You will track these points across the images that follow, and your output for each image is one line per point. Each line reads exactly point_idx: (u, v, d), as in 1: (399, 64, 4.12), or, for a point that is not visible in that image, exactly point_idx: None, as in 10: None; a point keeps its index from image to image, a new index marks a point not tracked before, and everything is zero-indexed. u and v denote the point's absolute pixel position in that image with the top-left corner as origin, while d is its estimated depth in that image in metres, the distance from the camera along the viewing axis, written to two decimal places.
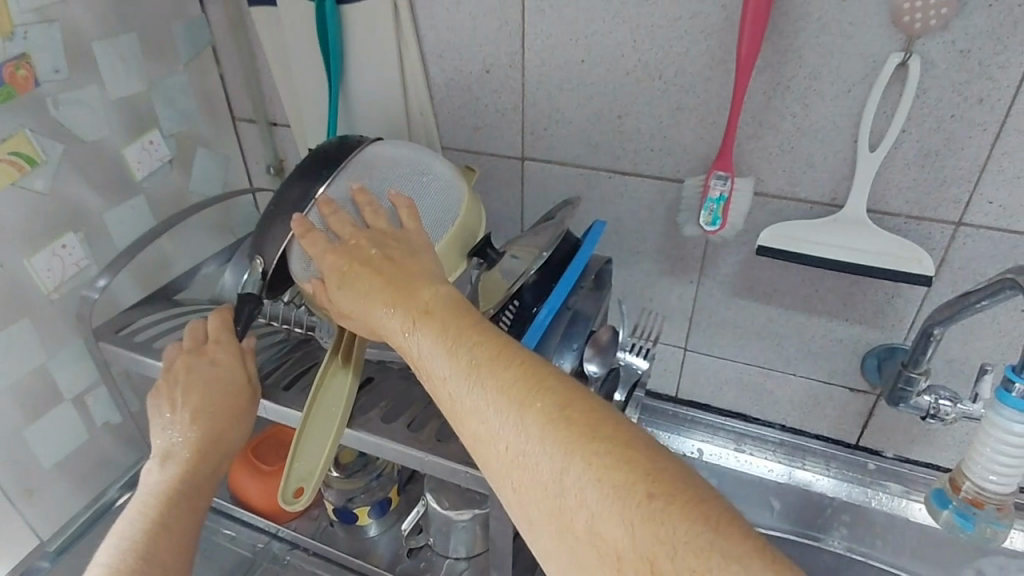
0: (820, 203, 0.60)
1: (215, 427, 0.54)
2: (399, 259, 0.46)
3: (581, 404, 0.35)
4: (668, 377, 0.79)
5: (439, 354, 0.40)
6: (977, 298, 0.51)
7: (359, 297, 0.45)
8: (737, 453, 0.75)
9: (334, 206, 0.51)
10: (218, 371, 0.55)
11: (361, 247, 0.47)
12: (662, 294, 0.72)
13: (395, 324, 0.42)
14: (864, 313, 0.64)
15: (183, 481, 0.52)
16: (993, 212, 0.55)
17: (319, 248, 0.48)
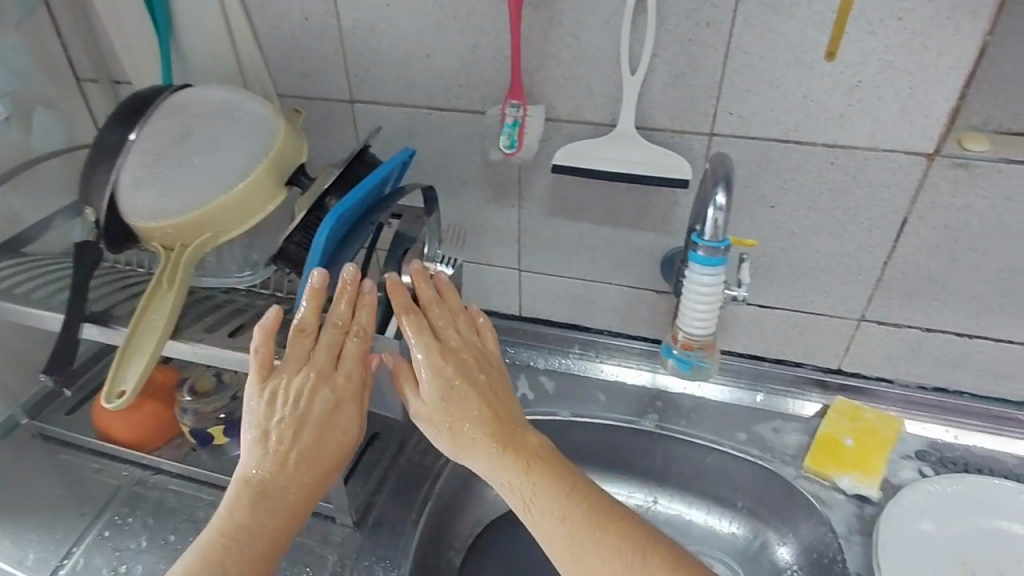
0: (603, 124, 0.69)
1: (319, 472, 0.55)
2: (501, 394, 0.60)
3: (682, 559, 0.49)
4: (511, 297, 0.88)
5: (541, 495, 0.54)
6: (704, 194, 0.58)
7: (468, 416, 0.57)
8: (573, 359, 0.88)
9: (436, 300, 0.63)
10: (341, 415, 0.57)
11: (468, 367, 0.59)
12: (491, 219, 0.81)
13: (507, 460, 0.55)
14: (655, 221, 0.75)
15: (275, 519, 0.53)
16: (734, 122, 0.66)
17: (432, 359, 0.58)
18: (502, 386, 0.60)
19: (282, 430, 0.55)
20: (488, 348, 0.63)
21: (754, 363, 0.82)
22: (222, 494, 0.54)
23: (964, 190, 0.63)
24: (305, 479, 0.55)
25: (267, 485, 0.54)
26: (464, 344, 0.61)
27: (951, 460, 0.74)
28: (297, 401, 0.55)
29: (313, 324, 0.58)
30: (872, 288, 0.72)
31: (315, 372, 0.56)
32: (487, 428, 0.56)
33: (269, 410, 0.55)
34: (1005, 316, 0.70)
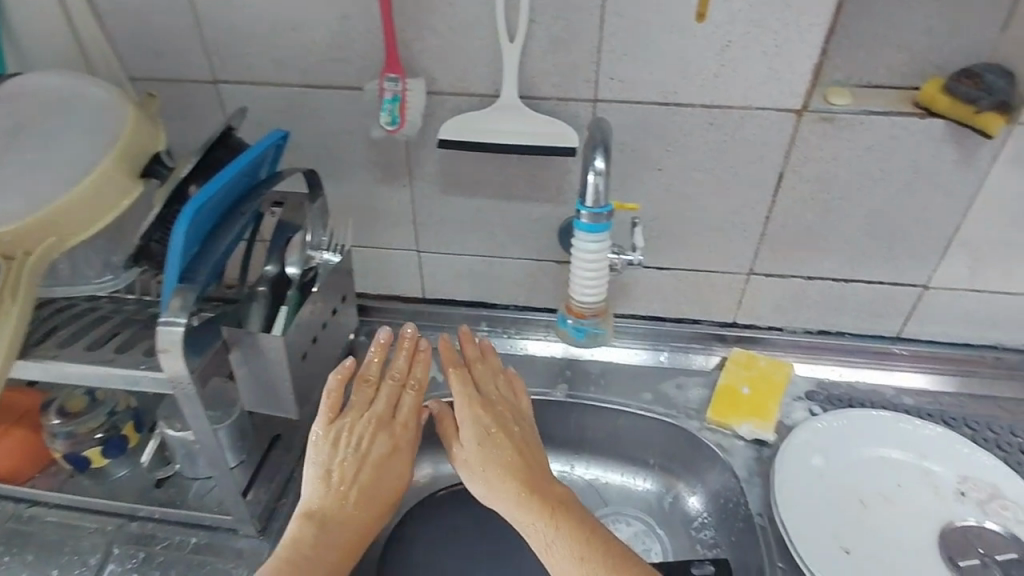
0: (486, 95, 0.67)
1: (372, 508, 0.59)
2: (535, 448, 0.63)
3: None
4: (413, 280, 0.85)
5: (562, 535, 0.56)
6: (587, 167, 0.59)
7: (500, 464, 0.61)
8: (482, 338, 0.87)
9: (484, 358, 0.69)
10: (396, 457, 0.61)
11: (503, 419, 0.64)
12: (383, 201, 0.77)
13: (534, 505, 0.58)
14: (549, 191, 0.74)
15: (333, 548, 0.56)
16: (616, 87, 0.66)
17: (473, 410, 0.64)
18: (535, 441, 0.64)
19: (344, 466, 0.59)
20: (522, 407, 0.67)
21: (655, 325, 0.85)
22: (285, 525, 0.57)
23: (831, 142, 0.67)
24: (360, 512, 0.58)
25: (326, 516, 0.57)
26: (501, 400, 0.66)
27: (836, 397, 0.79)
28: (353, 437, 0.61)
29: (375, 375, 0.65)
30: (757, 242, 0.75)
31: (373, 418, 0.62)
32: (517, 471, 0.60)
33: (331, 452, 0.60)
34: (875, 258, 0.75)
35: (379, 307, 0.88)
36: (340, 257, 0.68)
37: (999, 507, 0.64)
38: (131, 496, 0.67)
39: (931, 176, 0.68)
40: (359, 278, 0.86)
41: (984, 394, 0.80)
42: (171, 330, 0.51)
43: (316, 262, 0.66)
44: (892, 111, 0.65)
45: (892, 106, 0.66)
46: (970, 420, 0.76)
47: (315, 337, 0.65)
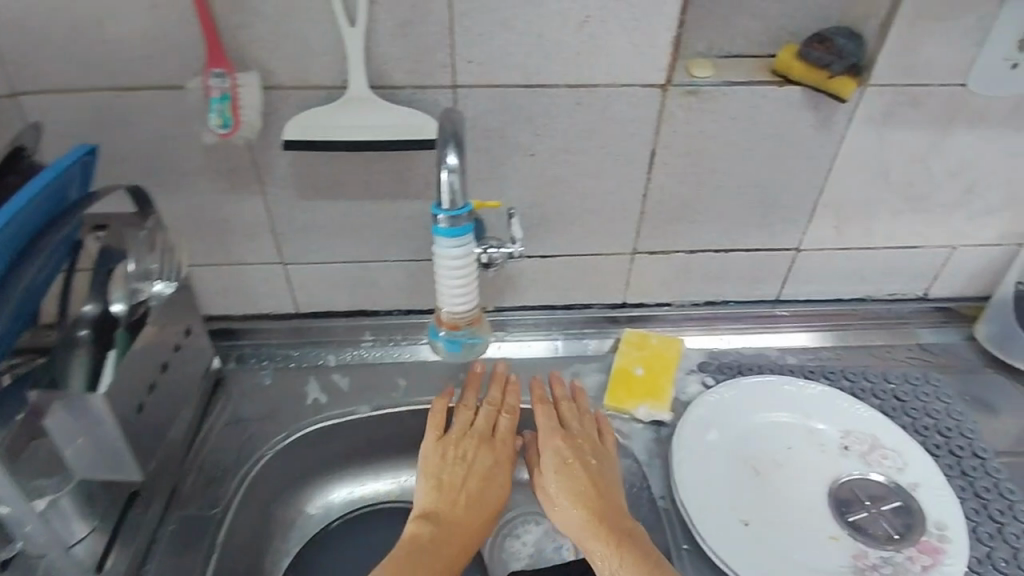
0: (333, 87, 0.61)
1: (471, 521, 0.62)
2: (611, 478, 0.64)
3: None
4: (283, 295, 0.77)
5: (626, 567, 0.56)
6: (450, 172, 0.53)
7: (573, 491, 0.62)
8: (367, 349, 0.80)
9: (578, 397, 0.71)
10: (494, 475, 0.64)
11: (582, 451, 0.65)
12: (234, 213, 0.69)
13: (601, 532, 0.59)
14: (418, 186, 0.68)
15: (444, 547, 0.59)
16: (475, 70, 0.61)
17: (553, 441, 0.65)
18: (612, 475, 0.64)
19: (451, 478, 0.63)
20: (606, 442, 0.67)
21: (548, 313, 0.82)
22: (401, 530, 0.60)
23: (698, 115, 0.66)
24: (451, 533, 0.60)
25: (420, 528, 0.60)
26: (581, 434, 0.67)
27: (727, 364, 0.79)
28: (457, 452, 0.65)
29: (471, 401, 0.70)
30: (638, 221, 0.74)
31: (483, 436, 0.67)
32: (586, 500, 0.61)
33: (444, 466, 0.64)
34: (751, 227, 0.76)
35: (249, 328, 0.80)
36: (175, 284, 0.60)
37: (880, 456, 0.67)
38: None
39: (794, 143, 0.69)
40: (220, 300, 0.77)
41: (859, 345, 0.84)
42: None
43: (146, 295, 0.57)
44: (752, 80, 0.65)
45: (752, 76, 0.66)
46: (847, 372, 0.79)
47: (152, 384, 0.58)
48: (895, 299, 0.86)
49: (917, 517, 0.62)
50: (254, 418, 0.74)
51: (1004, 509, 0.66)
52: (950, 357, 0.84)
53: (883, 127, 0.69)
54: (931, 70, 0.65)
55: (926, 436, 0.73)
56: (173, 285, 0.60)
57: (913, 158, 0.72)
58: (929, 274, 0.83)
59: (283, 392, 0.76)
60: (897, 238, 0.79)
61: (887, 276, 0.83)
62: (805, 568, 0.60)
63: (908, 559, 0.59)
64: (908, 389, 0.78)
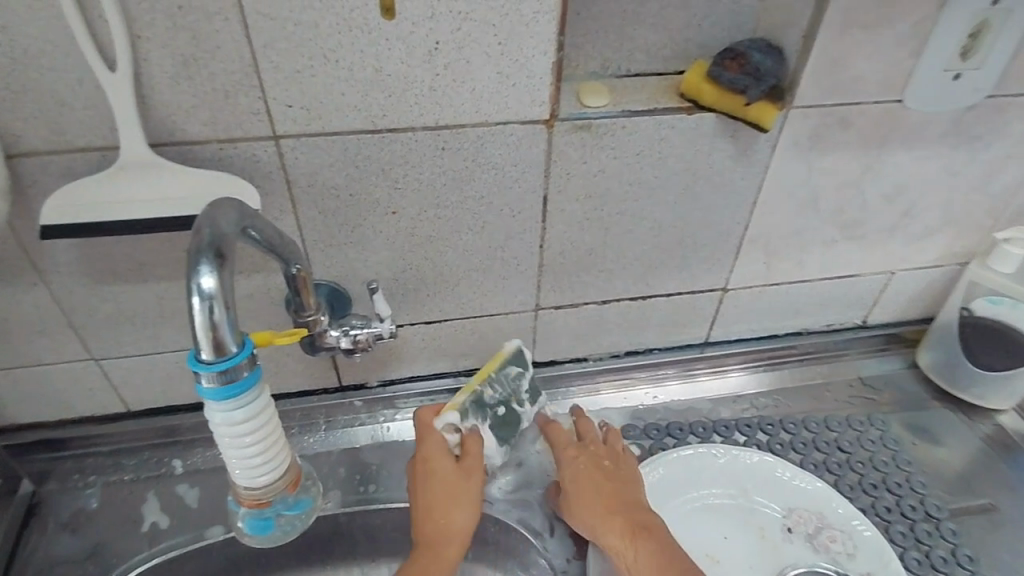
0: (109, 147, 0.45)
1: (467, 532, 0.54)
2: (616, 473, 0.57)
3: None
4: (105, 394, 0.62)
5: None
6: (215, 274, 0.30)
7: (586, 505, 0.55)
8: (222, 447, 0.65)
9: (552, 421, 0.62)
10: (465, 491, 0.54)
11: (597, 457, 0.58)
12: (10, 308, 0.53)
13: (614, 534, 0.53)
14: (251, 259, 0.54)
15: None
16: (299, 116, 0.47)
17: (565, 451, 0.58)
18: (631, 470, 0.58)
19: (430, 500, 0.53)
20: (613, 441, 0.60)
21: (446, 383, 0.69)
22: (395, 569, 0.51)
23: (594, 152, 0.53)
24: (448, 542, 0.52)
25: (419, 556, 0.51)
26: (592, 439, 0.60)
27: (653, 427, 0.69)
28: (433, 470, 0.54)
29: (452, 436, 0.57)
30: (537, 276, 0.62)
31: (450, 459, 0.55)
32: (604, 507, 0.54)
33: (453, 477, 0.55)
34: (670, 270, 0.65)
35: (66, 437, 0.63)
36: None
37: (827, 539, 0.57)
38: None
39: (711, 176, 0.58)
40: (21, 407, 0.61)
41: (797, 386, 0.75)
42: None
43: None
44: (655, 108, 0.53)
45: (655, 101, 0.54)
46: (785, 422, 0.70)
47: None
48: (833, 329, 0.77)
49: None
50: (72, 559, 0.58)
51: None
52: (894, 390, 0.76)
53: (811, 152, 0.59)
54: (862, 85, 0.55)
55: (876, 497, 0.64)
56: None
57: (846, 183, 0.62)
58: (867, 302, 0.75)
59: (111, 518, 0.61)
60: (833, 268, 0.70)
61: (823, 307, 0.74)
62: None
63: None
64: (852, 437, 0.69)
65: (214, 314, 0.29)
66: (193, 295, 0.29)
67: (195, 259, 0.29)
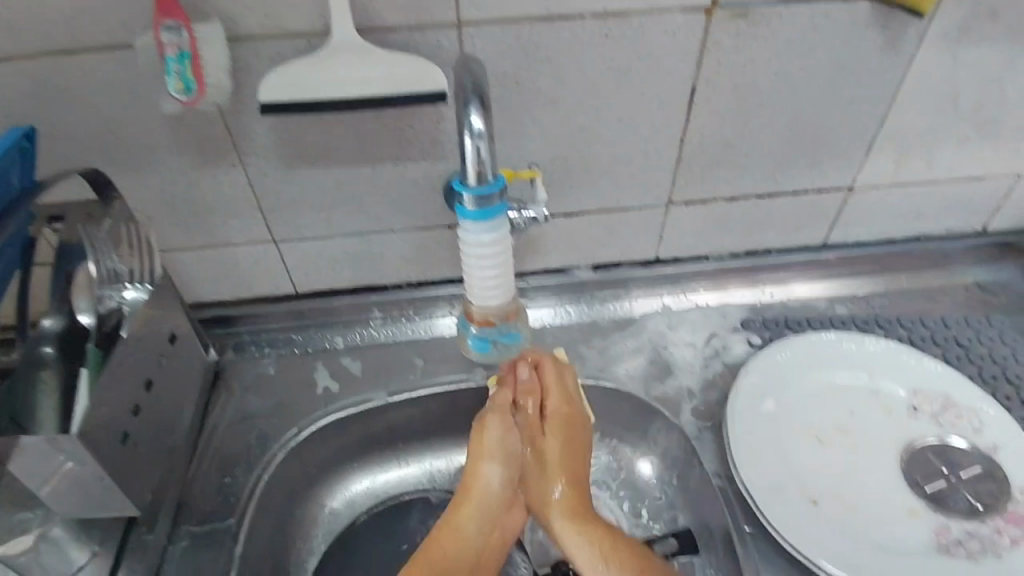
0: (313, 33, 0.50)
1: (473, 551, 0.55)
2: (531, 389, 0.60)
3: None
4: (278, 276, 0.69)
5: (611, 566, 0.52)
6: (473, 115, 0.36)
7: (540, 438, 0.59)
8: (377, 328, 0.73)
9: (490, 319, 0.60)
10: (509, 451, 0.57)
11: (533, 400, 0.60)
12: (210, 189, 0.60)
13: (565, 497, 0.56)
14: (421, 146, 0.59)
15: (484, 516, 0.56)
16: (482, 4, 0.51)
17: (524, 414, 0.60)
18: (560, 404, 0.60)
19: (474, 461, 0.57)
20: (545, 374, 0.60)
21: (574, 276, 0.74)
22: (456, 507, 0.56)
23: (746, 41, 0.56)
24: (468, 508, 0.56)
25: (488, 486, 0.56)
26: (545, 384, 0.60)
27: (772, 320, 0.73)
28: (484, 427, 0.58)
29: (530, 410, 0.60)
30: (673, 170, 0.65)
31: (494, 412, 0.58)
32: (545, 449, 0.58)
33: (481, 435, 0.58)
34: (800, 168, 0.67)
35: (244, 314, 0.71)
36: (152, 288, 0.50)
37: (953, 417, 0.60)
38: None
39: (854, 68, 0.59)
40: (208, 286, 0.69)
41: (911, 289, 0.77)
42: None
43: (117, 301, 0.48)
44: None
45: None
46: (903, 321, 0.73)
47: (149, 378, 0.49)
48: (952, 236, 0.78)
49: (999, 484, 0.56)
50: (261, 414, 0.67)
51: None
52: (1012, 296, 0.77)
53: (959, 44, 0.59)
54: None
55: (995, 386, 0.67)
56: (151, 289, 0.50)
57: (989, 79, 0.62)
58: (992, 207, 0.75)
59: (289, 383, 0.69)
60: (962, 170, 0.70)
61: (945, 212, 0.75)
62: (886, 549, 0.53)
63: (994, 533, 0.53)
64: (970, 335, 0.71)
65: (480, 151, 0.36)
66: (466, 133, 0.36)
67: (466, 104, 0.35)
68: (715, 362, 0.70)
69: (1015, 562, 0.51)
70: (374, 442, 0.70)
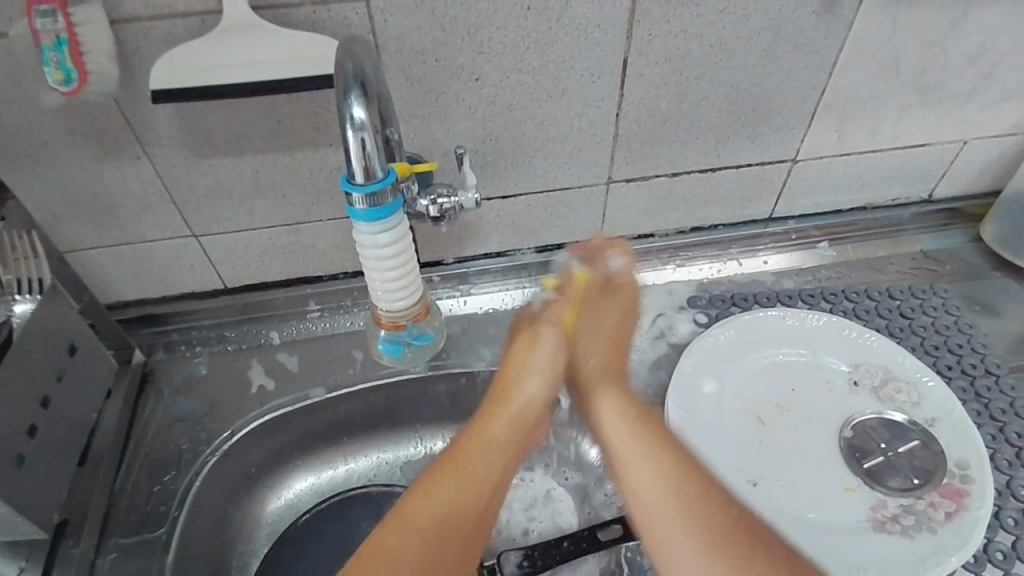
0: (206, 12, 0.46)
1: (466, 519, 0.47)
2: (613, 302, 0.56)
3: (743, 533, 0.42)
4: (203, 272, 0.66)
5: (672, 489, 0.45)
6: (352, 108, 0.33)
7: (598, 343, 0.55)
8: (315, 321, 0.71)
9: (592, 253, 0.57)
10: (539, 381, 0.54)
11: (615, 311, 0.57)
12: (115, 183, 0.56)
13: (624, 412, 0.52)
14: (342, 129, 0.56)
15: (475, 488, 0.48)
16: None
17: (597, 309, 0.56)
18: (617, 315, 0.57)
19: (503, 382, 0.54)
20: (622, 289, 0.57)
21: (518, 259, 0.72)
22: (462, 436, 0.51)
23: (676, 9, 0.53)
24: (507, 416, 0.52)
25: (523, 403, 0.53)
26: (618, 294, 0.57)
27: (719, 297, 0.72)
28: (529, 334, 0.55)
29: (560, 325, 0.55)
30: (610, 147, 0.62)
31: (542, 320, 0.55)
32: (594, 355, 0.55)
33: (531, 346, 0.54)
34: (741, 140, 0.65)
35: (171, 312, 0.68)
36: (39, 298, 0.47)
37: (894, 390, 0.60)
38: None
39: (791, 35, 0.57)
40: (129, 285, 0.65)
41: (858, 259, 0.76)
42: None
43: (4, 314, 0.45)
44: None
45: None
46: (848, 293, 0.72)
47: (48, 395, 0.46)
48: (898, 204, 0.77)
49: (937, 457, 0.55)
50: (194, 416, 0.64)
51: (1005, 408, 0.62)
52: (957, 263, 0.77)
53: (897, 7, 0.57)
54: None
55: (937, 356, 0.66)
56: (40, 299, 0.47)
57: (929, 43, 0.61)
58: (937, 174, 0.74)
59: (223, 382, 0.67)
60: (906, 137, 0.69)
61: (891, 180, 0.74)
62: (822, 527, 0.53)
63: (929, 507, 0.52)
64: (914, 305, 0.71)
65: (363, 144, 0.33)
66: (346, 125, 0.33)
67: (353, 82, 0.32)
68: (660, 343, 0.69)
69: (949, 536, 0.50)
70: (315, 438, 0.68)
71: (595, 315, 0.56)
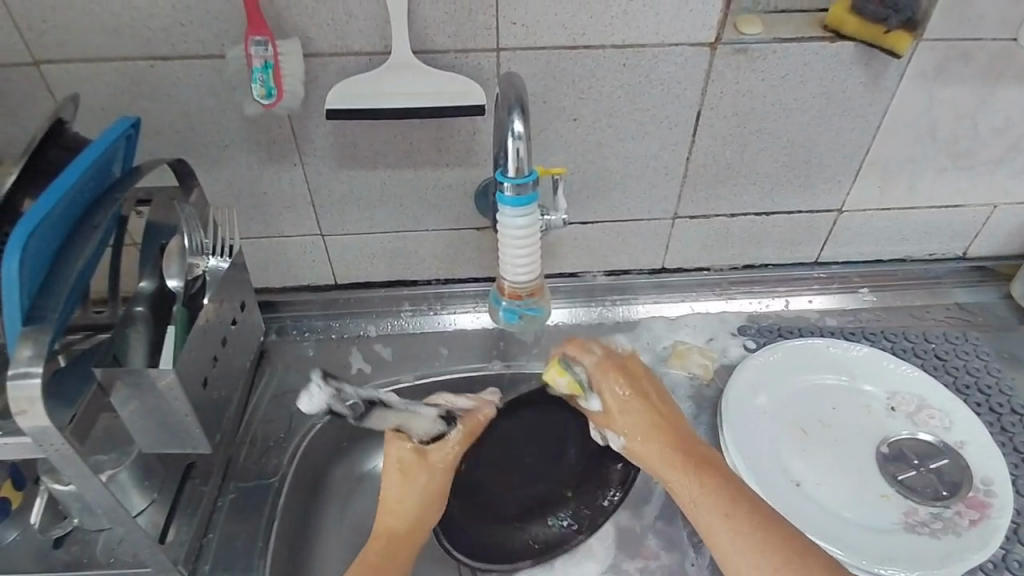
0: (374, 53, 0.59)
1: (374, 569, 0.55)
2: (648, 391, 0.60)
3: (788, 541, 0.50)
4: (321, 268, 0.77)
5: (707, 498, 0.53)
6: (512, 123, 0.47)
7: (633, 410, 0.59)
8: (406, 319, 0.81)
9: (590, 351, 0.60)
10: (414, 475, 0.59)
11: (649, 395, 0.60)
12: (270, 185, 0.68)
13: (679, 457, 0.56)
14: (458, 153, 0.68)
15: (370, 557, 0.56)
16: (520, 32, 0.60)
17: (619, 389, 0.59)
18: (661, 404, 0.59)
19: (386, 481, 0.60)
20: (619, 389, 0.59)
21: (587, 279, 0.81)
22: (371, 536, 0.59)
23: (746, 73, 0.64)
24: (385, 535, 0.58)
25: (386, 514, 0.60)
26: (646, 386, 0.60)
27: (767, 327, 0.79)
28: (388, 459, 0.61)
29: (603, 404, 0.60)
30: (679, 185, 0.73)
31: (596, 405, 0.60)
32: (637, 416, 0.58)
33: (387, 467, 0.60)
34: (794, 188, 0.75)
35: (288, 300, 0.79)
36: (229, 260, 0.60)
37: (926, 416, 0.67)
38: (22, 565, 0.58)
39: (841, 100, 0.67)
40: (259, 273, 0.76)
41: (897, 306, 0.83)
42: (25, 383, 0.42)
43: (201, 270, 0.57)
44: (802, 36, 0.63)
45: (801, 31, 0.64)
46: (887, 334, 0.79)
47: (224, 338, 0.60)
48: (934, 259, 0.85)
49: (963, 473, 0.62)
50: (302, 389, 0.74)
51: None
52: (990, 315, 0.83)
53: (935, 82, 0.67)
54: (985, 23, 0.64)
55: (967, 394, 0.73)
56: (228, 262, 0.60)
57: (963, 114, 0.70)
58: (970, 234, 0.82)
59: (326, 364, 0.77)
60: (941, 197, 0.78)
61: (928, 235, 0.82)
62: (858, 526, 0.59)
63: (956, 515, 0.59)
64: (948, 348, 0.78)
65: (519, 149, 0.48)
66: (509, 135, 0.48)
67: (513, 107, 0.47)
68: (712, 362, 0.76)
69: (970, 538, 0.57)
70: None
71: (629, 401, 0.59)
